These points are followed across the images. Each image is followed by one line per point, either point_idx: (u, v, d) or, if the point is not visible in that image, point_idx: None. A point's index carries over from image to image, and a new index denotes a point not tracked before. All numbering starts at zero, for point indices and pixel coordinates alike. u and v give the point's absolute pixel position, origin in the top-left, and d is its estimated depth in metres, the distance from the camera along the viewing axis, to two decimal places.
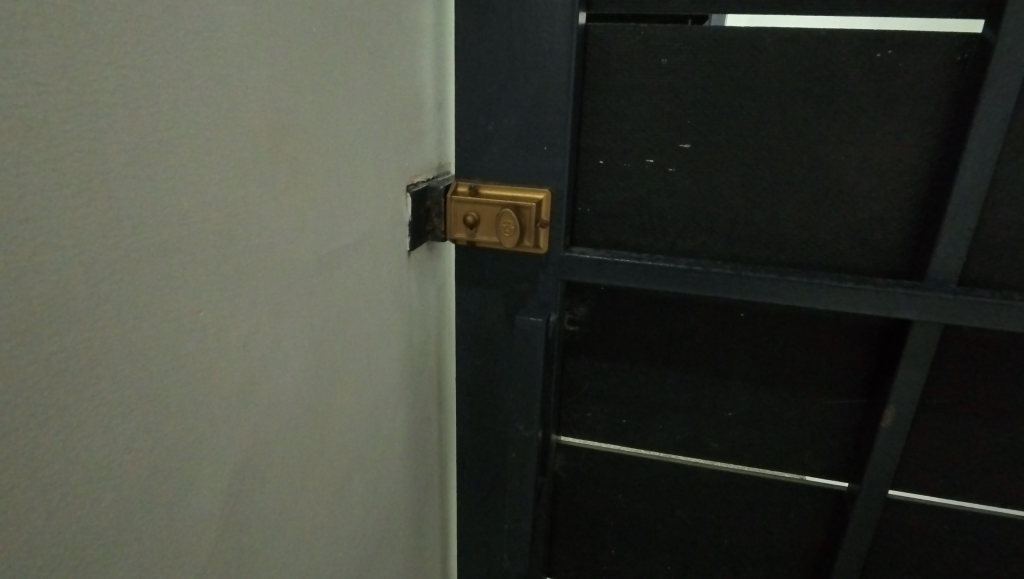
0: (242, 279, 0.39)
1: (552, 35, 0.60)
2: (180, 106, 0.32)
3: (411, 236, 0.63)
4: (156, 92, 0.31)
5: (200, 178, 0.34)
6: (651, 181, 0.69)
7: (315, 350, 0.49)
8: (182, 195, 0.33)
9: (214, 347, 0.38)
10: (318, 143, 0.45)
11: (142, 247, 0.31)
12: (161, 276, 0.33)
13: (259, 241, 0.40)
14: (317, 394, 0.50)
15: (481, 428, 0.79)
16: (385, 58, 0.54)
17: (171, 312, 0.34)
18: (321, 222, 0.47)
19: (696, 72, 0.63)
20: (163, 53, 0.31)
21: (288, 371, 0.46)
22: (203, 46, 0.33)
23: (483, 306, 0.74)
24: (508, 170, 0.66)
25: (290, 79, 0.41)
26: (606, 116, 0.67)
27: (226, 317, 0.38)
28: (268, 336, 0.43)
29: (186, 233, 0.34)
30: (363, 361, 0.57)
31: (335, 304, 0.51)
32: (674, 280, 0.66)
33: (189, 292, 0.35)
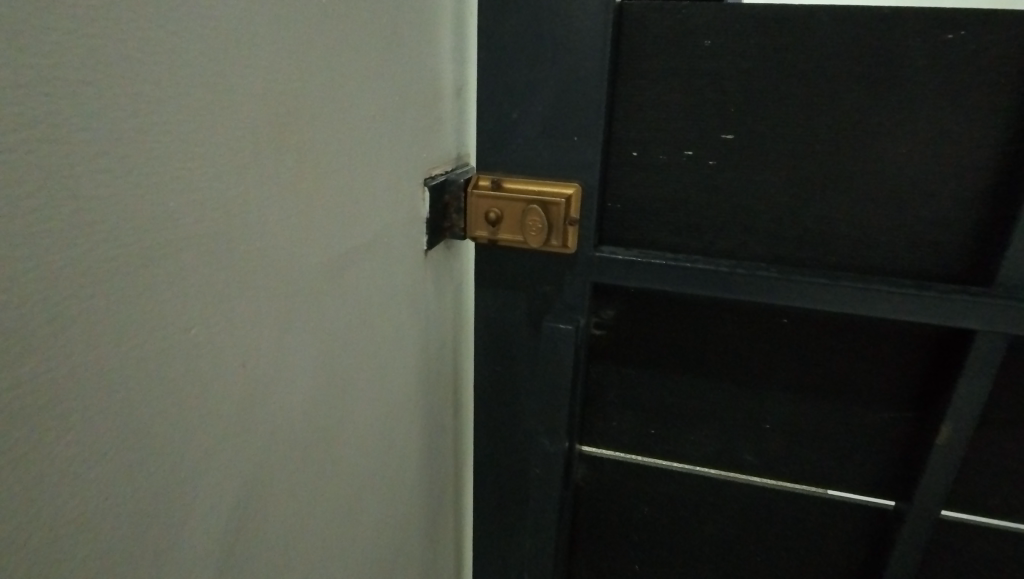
0: (241, 287, 0.34)
1: (586, 13, 0.55)
2: (164, 88, 0.28)
3: (429, 235, 0.58)
4: (135, 72, 0.26)
5: (189, 170, 0.29)
6: (688, 176, 0.63)
7: (323, 363, 0.44)
8: (165, 193, 0.28)
9: (208, 364, 0.33)
10: (326, 133, 0.40)
11: (117, 256, 0.26)
12: (143, 286, 0.28)
13: (259, 242, 0.35)
14: (325, 410, 0.45)
15: (501, 438, 0.74)
16: (402, 35, 0.48)
17: (158, 331, 0.29)
18: (330, 220, 0.43)
19: (742, 55, 0.57)
20: (141, 23, 0.26)
21: (295, 384, 0.41)
22: (193, 18, 0.29)
23: (504, 309, 0.68)
24: (534, 162, 0.61)
25: (291, 61, 0.36)
26: (641, 103, 0.62)
27: (222, 331, 0.33)
28: (273, 349, 0.38)
29: (173, 237, 0.29)
30: (377, 368, 0.53)
31: (347, 309, 0.46)
32: (715, 284, 0.61)
33: (178, 304, 0.30)
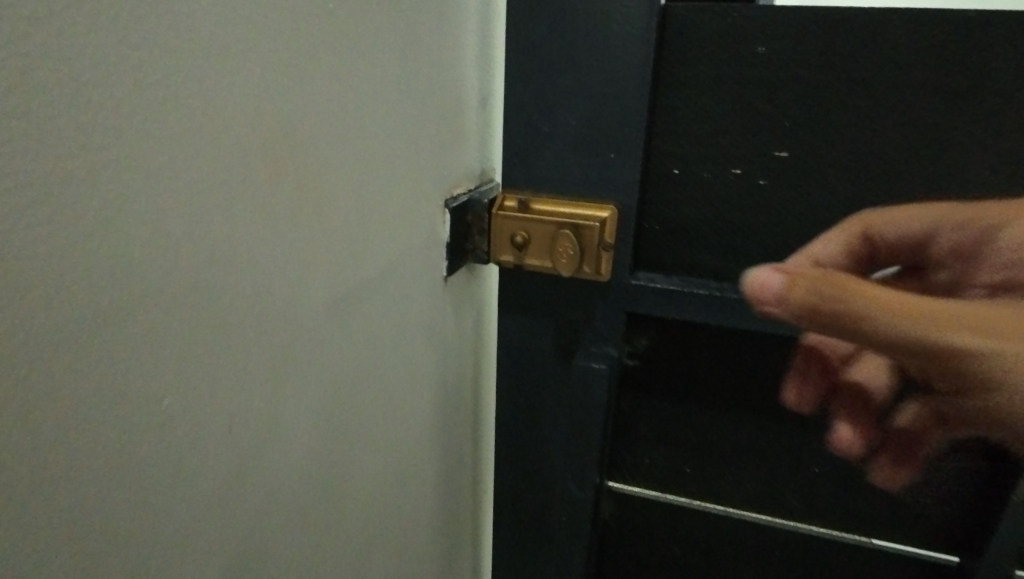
0: (222, 338, 0.30)
1: (623, 18, 0.49)
2: (105, 104, 0.23)
3: (449, 261, 0.53)
4: (60, 86, 0.21)
5: (150, 212, 0.25)
6: (737, 196, 0.56)
7: (320, 414, 0.39)
8: (104, 230, 0.24)
9: (180, 428, 0.29)
10: (327, 156, 0.35)
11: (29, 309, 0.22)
12: (93, 350, 0.24)
13: (246, 285, 0.31)
14: (325, 464, 0.40)
15: (521, 476, 0.68)
16: (421, 43, 0.43)
17: (107, 396, 0.25)
18: (338, 253, 0.38)
19: (800, 65, 0.51)
20: (73, 27, 0.21)
21: (292, 437, 0.37)
22: (148, 23, 0.24)
23: (528, 339, 0.62)
24: (565, 181, 0.55)
25: (287, 75, 0.31)
26: (684, 115, 0.55)
27: (197, 389, 0.29)
28: (264, 401, 0.34)
29: (130, 290, 0.25)
30: (390, 407, 0.48)
31: (357, 348, 0.41)
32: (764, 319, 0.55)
33: (140, 366, 0.26)
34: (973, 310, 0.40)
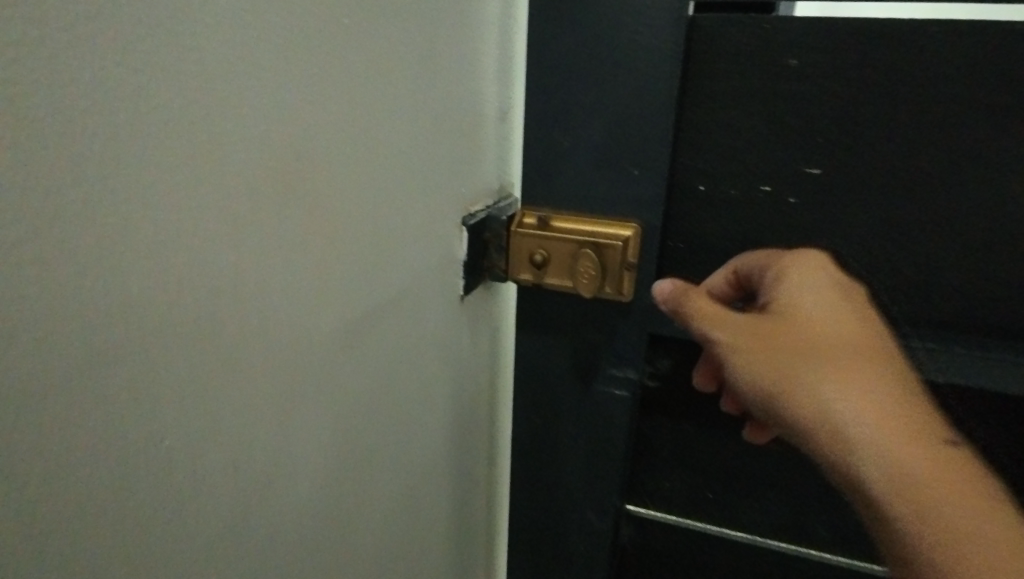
0: (234, 376, 0.28)
1: (652, 30, 0.47)
2: (134, 130, 0.21)
3: (466, 279, 0.51)
4: (89, 110, 0.19)
5: (171, 245, 0.23)
6: (765, 214, 0.54)
7: (329, 447, 0.37)
8: (122, 263, 0.22)
9: (185, 473, 0.27)
10: (347, 182, 0.33)
11: (38, 353, 0.20)
12: (103, 392, 0.22)
13: (261, 322, 0.29)
14: (331, 501, 0.38)
15: (536, 502, 0.66)
16: (441, 58, 0.41)
17: (115, 440, 0.23)
18: (352, 283, 0.36)
19: (837, 80, 0.48)
20: (100, 51, 0.19)
21: (298, 476, 0.35)
22: (180, 46, 0.22)
23: (544, 360, 0.60)
24: (587, 197, 0.53)
25: (310, 92, 0.29)
26: (712, 131, 0.53)
27: (205, 431, 0.27)
28: (272, 440, 0.32)
29: (144, 328, 0.23)
30: (402, 437, 0.46)
31: (370, 378, 0.40)
32: None
33: (152, 406, 0.24)
34: (741, 331, 0.45)
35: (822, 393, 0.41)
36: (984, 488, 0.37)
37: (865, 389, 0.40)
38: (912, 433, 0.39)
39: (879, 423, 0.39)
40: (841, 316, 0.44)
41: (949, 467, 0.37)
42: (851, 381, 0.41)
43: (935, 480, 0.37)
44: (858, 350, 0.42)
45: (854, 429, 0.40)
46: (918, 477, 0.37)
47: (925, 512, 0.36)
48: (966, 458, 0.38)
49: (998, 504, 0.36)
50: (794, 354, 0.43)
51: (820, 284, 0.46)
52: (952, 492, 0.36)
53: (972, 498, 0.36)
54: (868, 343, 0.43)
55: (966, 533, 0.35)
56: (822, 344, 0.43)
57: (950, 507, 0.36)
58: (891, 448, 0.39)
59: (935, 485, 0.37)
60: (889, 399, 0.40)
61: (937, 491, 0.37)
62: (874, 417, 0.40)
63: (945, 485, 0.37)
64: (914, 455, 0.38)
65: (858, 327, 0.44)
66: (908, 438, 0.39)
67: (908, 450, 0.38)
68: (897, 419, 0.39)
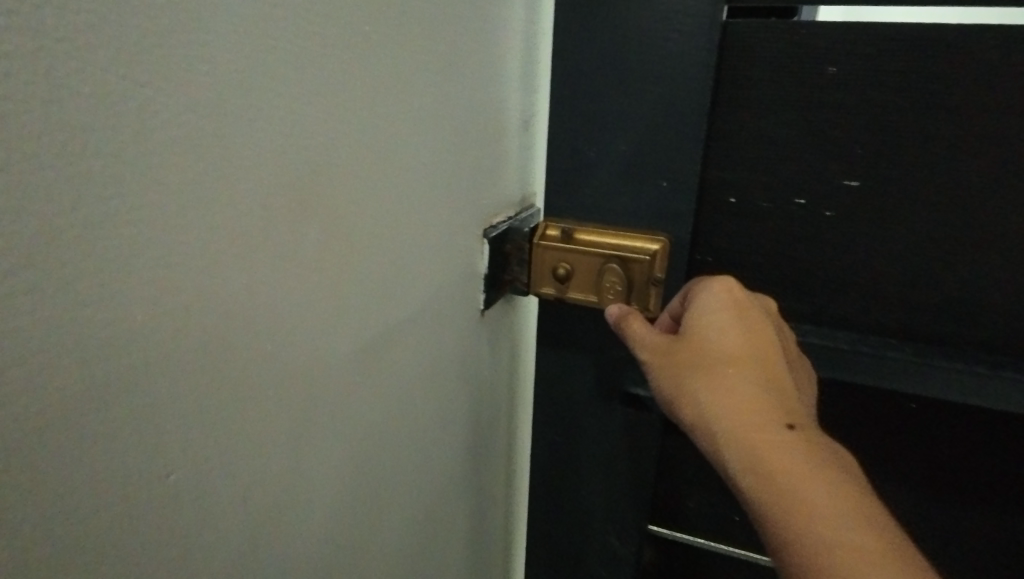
0: (257, 409, 0.25)
1: (684, 35, 0.45)
2: (151, 144, 0.19)
3: (488, 294, 0.49)
4: (103, 126, 0.18)
5: (192, 266, 0.21)
6: (799, 229, 0.51)
7: (351, 489, 0.34)
8: (140, 292, 0.20)
9: (206, 519, 0.24)
10: (372, 200, 0.31)
11: (52, 395, 0.18)
12: (119, 430, 0.20)
13: (284, 350, 0.26)
14: (356, 546, 0.35)
15: (557, 524, 0.63)
16: (465, 65, 0.39)
17: (132, 484, 0.21)
18: (376, 306, 0.33)
19: (879, 87, 0.45)
20: (115, 51, 0.17)
21: (320, 521, 0.31)
22: (206, 49, 0.20)
23: (566, 377, 0.57)
24: (613, 209, 0.51)
25: (329, 102, 0.27)
26: (743, 140, 0.50)
27: (228, 470, 0.25)
28: (294, 481, 0.29)
29: (163, 358, 0.21)
30: (429, 468, 0.43)
31: (397, 409, 0.37)
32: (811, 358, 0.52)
33: (172, 445, 0.22)
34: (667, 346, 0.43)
35: (685, 393, 0.41)
36: (870, 514, 0.33)
37: (730, 387, 0.39)
38: (762, 437, 0.37)
39: (737, 423, 0.38)
40: (730, 318, 0.42)
41: (798, 466, 0.35)
42: (723, 384, 0.39)
43: (779, 488, 0.35)
44: (757, 367, 0.39)
45: (710, 427, 0.39)
46: (781, 478, 0.35)
47: (772, 515, 0.35)
48: (834, 465, 0.35)
49: (850, 515, 0.33)
50: (678, 360, 0.42)
51: (722, 289, 0.43)
52: (838, 511, 0.33)
53: (825, 501, 0.34)
54: (759, 346, 0.41)
55: (811, 530, 0.33)
56: (699, 344, 0.41)
57: (792, 523, 0.34)
58: (744, 452, 0.37)
59: (779, 489, 0.35)
60: (759, 398, 0.38)
61: (769, 496, 0.35)
62: (730, 416, 0.38)
63: (845, 509, 0.33)
64: (756, 464, 0.36)
65: (755, 330, 0.41)
66: (757, 441, 0.37)
67: (751, 453, 0.36)
68: (758, 428, 0.37)
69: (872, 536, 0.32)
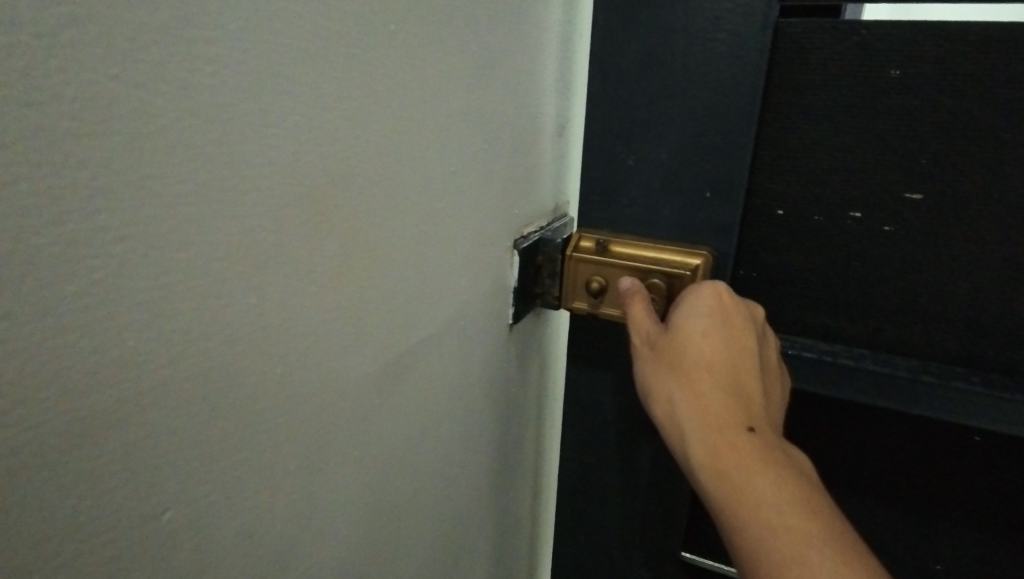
0: (261, 436, 0.23)
1: (734, 36, 0.42)
2: (148, 154, 0.17)
3: (517, 307, 0.46)
4: (91, 132, 0.16)
5: (188, 285, 0.19)
6: (853, 245, 0.47)
7: (366, 512, 0.31)
8: (132, 316, 0.18)
9: (205, 554, 0.22)
10: (394, 206, 0.29)
11: (27, 434, 0.16)
12: (107, 467, 0.18)
13: (296, 369, 0.24)
14: (375, 567, 0.33)
15: (585, 547, 0.60)
16: (498, 64, 0.37)
17: (124, 522, 0.19)
18: (399, 319, 0.31)
19: (949, 92, 0.41)
20: (103, 54, 0.16)
21: (335, 543, 0.29)
22: (206, 52, 0.18)
23: (598, 395, 0.55)
24: (652, 220, 0.48)
25: (348, 105, 0.25)
26: (794, 148, 0.46)
27: (229, 501, 0.23)
28: (306, 505, 0.27)
29: (156, 387, 0.19)
30: (454, 486, 0.40)
31: (421, 425, 0.35)
32: (860, 383, 0.48)
33: (169, 480, 0.20)
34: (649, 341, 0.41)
35: (657, 390, 0.40)
36: (821, 525, 0.31)
37: (701, 387, 0.37)
38: (723, 437, 0.35)
39: (702, 422, 0.36)
40: (711, 317, 0.39)
41: (755, 469, 0.33)
42: (696, 382, 0.37)
43: (735, 488, 0.33)
44: (731, 369, 0.38)
45: (678, 425, 0.38)
46: (736, 482, 0.33)
47: (727, 516, 0.33)
48: (793, 472, 0.33)
49: (803, 524, 0.31)
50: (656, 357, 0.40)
51: (708, 287, 0.41)
52: (778, 509, 0.31)
53: (776, 506, 0.31)
54: (738, 350, 0.38)
55: (761, 536, 0.31)
56: (675, 343, 0.40)
57: (744, 525, 0.32)
58: (707, 450, 0.35)
59: (735, 490, 0.33)
60: (727, 400, 0.36)
61: (725, 496, 0.33)
62: (696, 416, 0.36)
63: (784, 506, 0.31)
64: (718, 464, 0.34)
65: (736, 333, 0.39)
66: (718, 443, 0.35)
67: (713, 453, 0.35)
68: (720, 428, 0.35)
69: (820, 547, 0.30)
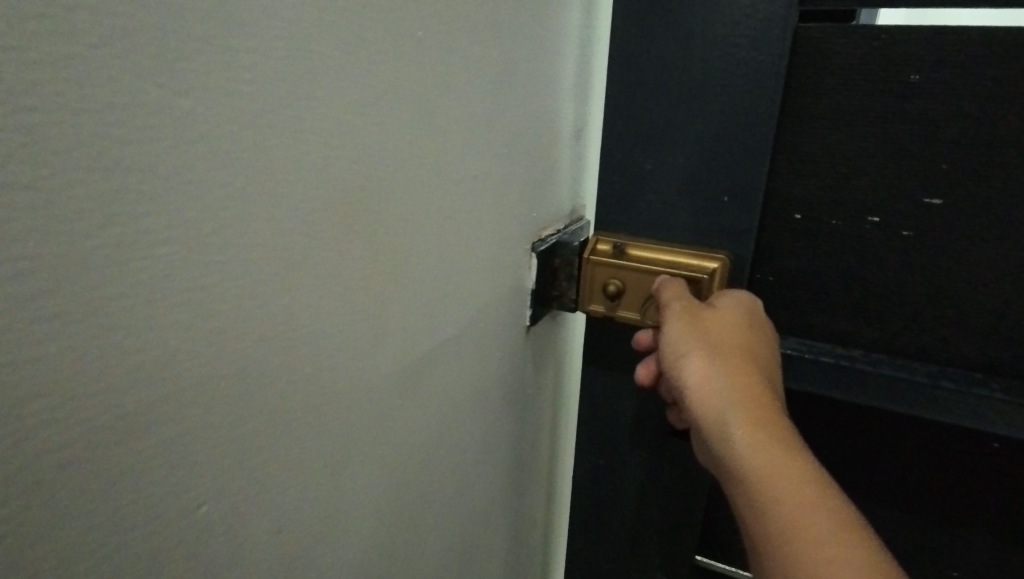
0: (291, 431, 0.24)
1: (753, 41, 0.42)
2: (191, 160, 0.18)
3: (534, 309, 0.46)
4: (140, 138, 0.16)
5: (222, 290, 0.20)
6: (871, 249, 0.47)
7: (388, 508, 0.32)
8: (173, 315, 0.18)
9: (235, 546, 0.23)
10: (418, 208, 0.29)
11: (75, 429, 0.16)
12: (147, 463, 0.19)
13: (322, 369, 0.25)
14: (396, 561, 0.34)
15: (598, 549, 0.60)
16: (519, 69, 0.37)
17: (160, 517, 0.19)
18: (421, 319, 0.31)
19: (969, 97, 0.41)
20: (154, 65, 0.16)
21: (358, 538, 0.30)
22: (246, 63, 0.19)
23: (614, 397, 0.55)
24: (669, 224, 0.48)
25: (376, 110, 0.25)
26: (813, 152, 0.46)
27: (260, 494, 0.23)
28: (331, 500, 0.27)
29: (196, 384, 0.20)
30: (472, 484, 0.41)
31: (440, 423, 0.35)
32: (878, 388, 0.48)
33: (203, 475, 0.21)
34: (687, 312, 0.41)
35: (689, 368, 0.38)
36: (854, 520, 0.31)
37: (743, 367, 0.37)
38: (764, 418, 0.35)
39: (744, 405, 0.35)
40: (750, 317, 0.41)
41: (797, 455, 0.33)
42: (734, 367, 0.37)
43: (784, 469, 0.32)
44: (765, 364, 0.39)
45: (714, 404, 0.36)
46: (780, 460, 0.33)
47: (773, 495, 0.32)
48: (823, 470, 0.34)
49: (849, 511, 0.31)
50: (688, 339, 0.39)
51: (748, 295, 0.43)
52: (821, 496, 0.31)
53: (819, 492, 0.31)
54: (769, 352, 0.40)
55: (804, 518, 0.31)
56: (710, 330, 0.40)
57: (795, 504, 0.31)
58: (750, 432, 0.34)
59: (783, 471, 0.32)
60: (765, 389, 0.37)
61: (773, 475, 0.32)
62: (737, 396, 0.36)
63: (826, 495, 0.31)
64: (763, 445, 0.34)
65: (768, 338, 0.41)
66: (761, 420, 0.35)
67: (758, 433, 0.34)
68: (762, 410, 0.35)
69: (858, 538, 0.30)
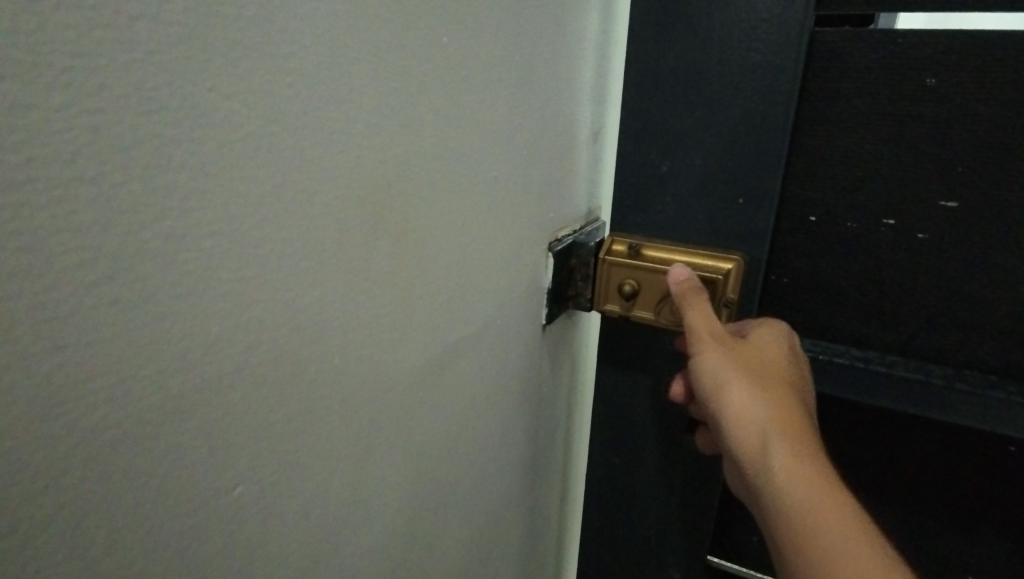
0: (320, 418, 0.25)
1: (770, 46, 0.42)
2: (233, 159, 0.19)
3: (550, 308, 0.47)
4: (188, 138, 0.18)
5: (259, 282, 0.21)
6: (888, 252, 0.47)
7: (410, 494, 0.33)
8: (214, 304, 0.19)
9: (267, 526, 0.24)
10: (441, 205, 0.30)
11: (126, 410, 0.18)
12: (188, 444, 0.20)
13: (349, 359, 0.26)
14: (417, 547, 0.35)
15: (611, 546, 0.61)
16: (539, 73, 0.38)
17: (199, 497, 0.20)
18: (444, 312, 0.32)
19: (986, 101, 0.42)
20: (202, 70, 0.18)
21: (381, 523, 0.31)
22: (284, 68, 0.20)
23: (628, 396, 0.55)
24: (685, 225, 0.49)
25: (404, 112, 0.26)
26: (828, 155, 0.47)
27: (290, 478, 0.24)
28: (357, 485, 0.28)
29: (233, 371, 0.21)
30: (489, 476, 0.42)
31: (460, 414, 0.36)
32: (894, 391, 0.48)
33: (238, 458, 0.22)
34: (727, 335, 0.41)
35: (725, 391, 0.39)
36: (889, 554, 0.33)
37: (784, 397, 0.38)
38: (808, 449, 0.36)
39: (788, 435, 0.36)
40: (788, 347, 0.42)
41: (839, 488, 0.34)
42: (770, 395, 0.38)
43: (818, 490, 0.34)
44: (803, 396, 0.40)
45: (751, 428, 0.37)
46: (826, 491, 0.34)
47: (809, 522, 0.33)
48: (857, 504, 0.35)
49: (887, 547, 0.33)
50: (725, 361, 0.40)
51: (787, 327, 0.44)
52: (863, 528, 0.33)
53: (861, 525, 0.33)
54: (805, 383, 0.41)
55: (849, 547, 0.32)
56: (750, 357, 0.40)
57: (831, 527, 0.33)
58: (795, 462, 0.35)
59: (820, 500, 0.34)
60: (800, 416, 0.38)
61: (807, 491, 0.34)
62: (775, 423, 0.37)
63: (866, 528, 0.33)
64: (799, 470, 0.35)
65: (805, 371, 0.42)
66: (804, 451, 0.36)
67: (801, 466, 0.35)
68: (806, 440, 0.36)
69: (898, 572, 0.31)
